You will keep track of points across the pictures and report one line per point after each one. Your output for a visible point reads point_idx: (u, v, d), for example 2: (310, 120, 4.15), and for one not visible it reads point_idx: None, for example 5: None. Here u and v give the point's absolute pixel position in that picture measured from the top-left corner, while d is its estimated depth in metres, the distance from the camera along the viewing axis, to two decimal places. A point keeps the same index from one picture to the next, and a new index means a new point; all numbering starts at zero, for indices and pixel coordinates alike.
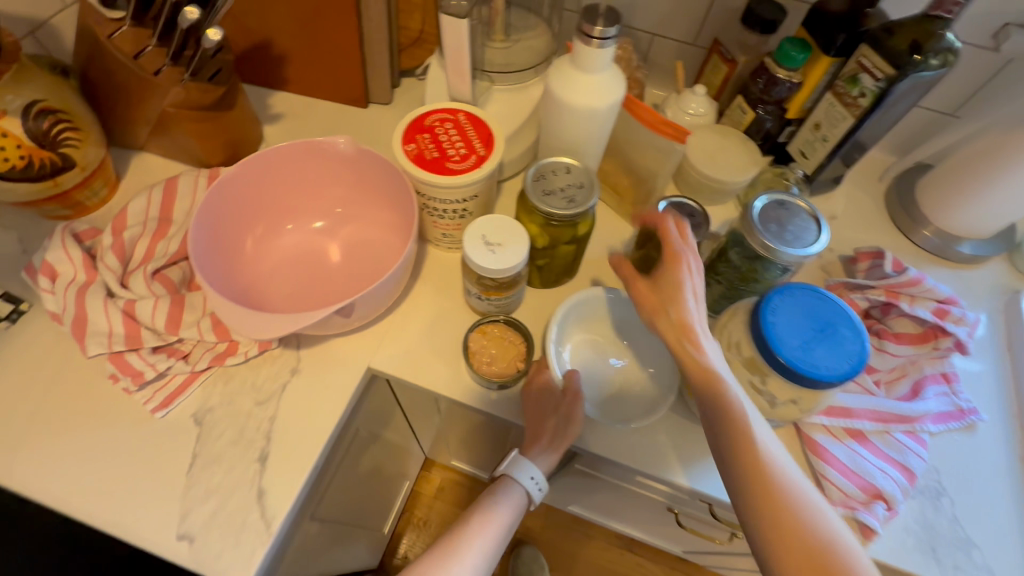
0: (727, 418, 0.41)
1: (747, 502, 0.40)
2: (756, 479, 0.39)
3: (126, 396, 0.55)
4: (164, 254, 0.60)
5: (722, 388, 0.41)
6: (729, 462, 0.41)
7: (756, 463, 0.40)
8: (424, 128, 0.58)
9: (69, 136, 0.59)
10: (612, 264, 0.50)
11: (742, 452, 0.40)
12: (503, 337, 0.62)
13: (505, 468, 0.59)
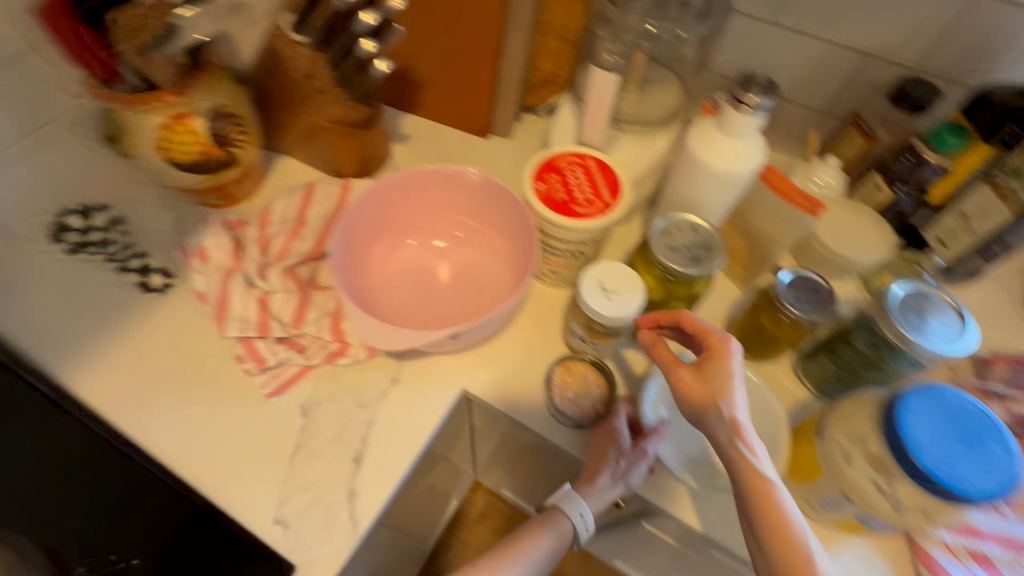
0: (762, 506, 0.42)
1: None
2: (785, 564, 0.40)
3: (245, 378, 0.60)
4: (299, 253, 0.66)
5: (759, 478, 0.42)
6: (772, 561, 0.41)
7: (790, 551, 0.40)
8: (554, 169, 0.60)
9: (238, 137, 0.66)
10: (644, 341, 0.51)
11: (776, 537, 0.41)
12: (590, 382, 0.62)
13: (556, 500, 0.64)
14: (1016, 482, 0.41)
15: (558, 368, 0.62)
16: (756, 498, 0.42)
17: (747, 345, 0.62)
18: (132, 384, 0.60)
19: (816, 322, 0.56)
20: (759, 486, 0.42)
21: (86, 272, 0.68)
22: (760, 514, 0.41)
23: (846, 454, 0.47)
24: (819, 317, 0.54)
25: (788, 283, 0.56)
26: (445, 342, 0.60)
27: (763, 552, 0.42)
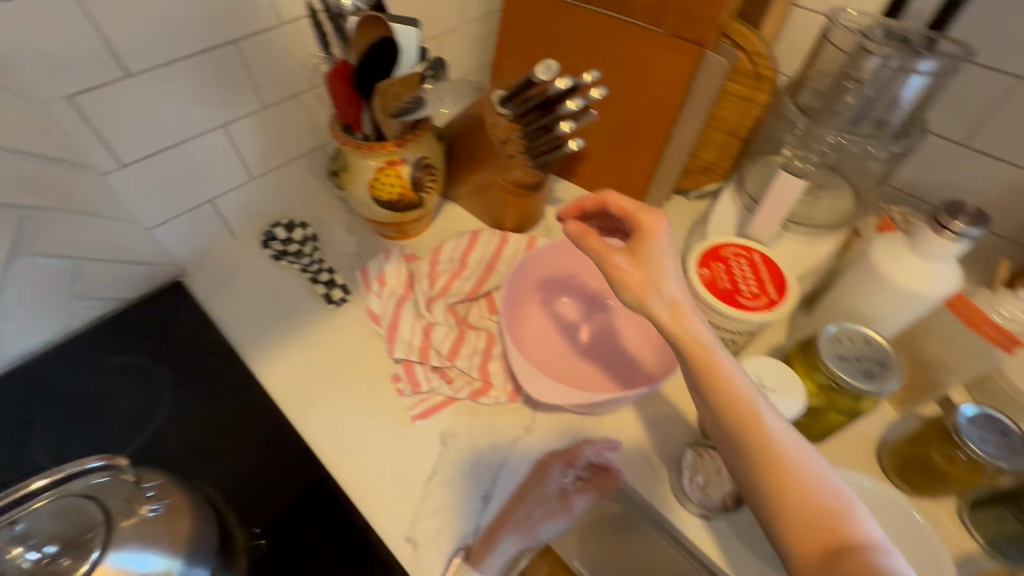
0: (685, 370, 0.40)
1: (757, 489, 0.37)
2: (761, 455, 0.37)
3: (398, 397, 0.66)
4: (461, 292, 0.73)
5: (726, 370, 0.40)
6: (743, 461, 0.38)
7: (766, 439, 0.37)
8: (719, 257, 0.62)
9: (429, 184, 0.76)
10: (573, 235, 0.50)
11: (757, 433, 0.38)
12: (721, 471, 0.58)
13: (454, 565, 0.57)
14: None
15: (690, 452, 0.60)
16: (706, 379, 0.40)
17: (905, 476, 0.58)
18: (303, 382, 0.68)
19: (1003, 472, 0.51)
20: (715, 377, 0.40)
21: (281, 276, 0.79)
22: (724, 403, 0.39)
23: None
24: (1009, 464, 0.49)
25: (971, 419, 0.52)
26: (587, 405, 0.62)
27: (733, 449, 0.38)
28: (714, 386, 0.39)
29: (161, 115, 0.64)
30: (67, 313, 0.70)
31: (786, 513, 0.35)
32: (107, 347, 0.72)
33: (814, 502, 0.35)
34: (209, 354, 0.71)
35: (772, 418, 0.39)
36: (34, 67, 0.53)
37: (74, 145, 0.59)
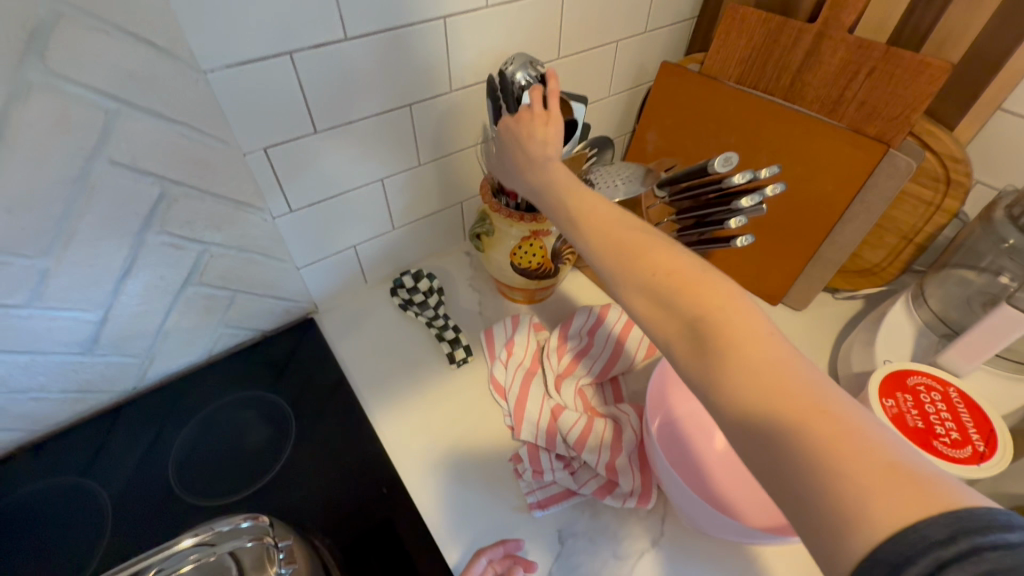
0: (641, 273, 0.39)
1: (653, 291, 0.38)
2: (728, 356, 0.34)
3: (516, 479, 0.62)
4: (589, 373, 0.70)
5: (692, 267, 0.38)
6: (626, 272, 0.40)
7: (730, 331, 0.34)
8: (906, 387, 0.56)
9: (567, 256, 0.74)
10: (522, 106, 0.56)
11: (712, 309, 0.36)
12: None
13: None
14: None
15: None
16: (658, 276, 0.38)
17: None
18: (419, 443, 0.66)
19: None
20: (629, 240, 0.41)
21: (406, 325, 0.80)
22: (629, 250, 0.41)
23: None
24: None
25: None
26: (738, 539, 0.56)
27: (686, 350, 0.36)
28: (664, 276, 0.38)
29: (335, 169, 0.68)
30: (213, 338, 0.74)
31: (749, 405, 0.32)
32: (242, 374, 0.76)
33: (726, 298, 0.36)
34: (331, 396, 0.72)
35: (741, 304, 0.36)
36: (244, 122, 0.57)
37: (258, 191, 0.64)
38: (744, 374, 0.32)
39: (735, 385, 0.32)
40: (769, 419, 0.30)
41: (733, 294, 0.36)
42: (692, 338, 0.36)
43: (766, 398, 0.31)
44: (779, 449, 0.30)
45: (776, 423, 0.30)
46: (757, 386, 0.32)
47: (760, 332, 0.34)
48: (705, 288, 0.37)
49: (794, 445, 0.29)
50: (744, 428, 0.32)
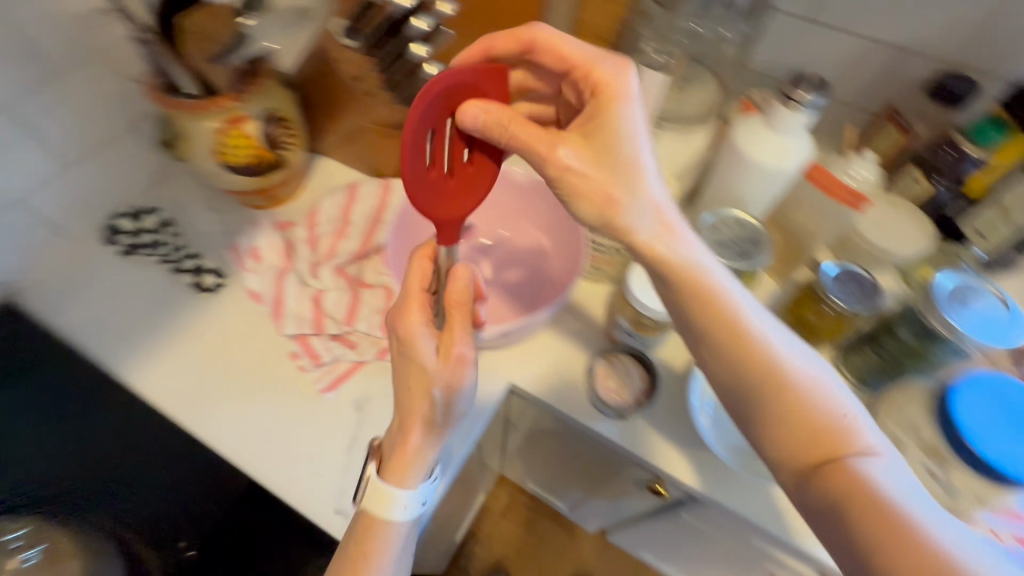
0: (739, 359, 0.42)
1: (761, 389, 0.41)
2: (766, 378, 0.41)
3: (300, 373, 0.62)
4: (347, 252, 0.68)
5: (769, 363, 0.41)
6: (741, 372, 0.42)
7: (764, 365, 0.41)
8: None
9: (286, 140, 0.68)
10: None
11: (805, 421, 0.40)
12: (629, 370, 0.62)
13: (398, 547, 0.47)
14: None
15: (599, 359, 0.63)
16: (700, 305, 0.43)
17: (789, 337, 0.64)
18: (191, 382, 0.61)
19: (861, 317, 0.57)
20: (736, 335, 0.42)
21: (137, 272, 0.69)
22: (731, 345, 0.42)
23: (898, 442, 0.48)
24: (864, 310, 0.56)
25: (834, 277, 0.57)
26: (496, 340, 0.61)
27: (776, 439, 0.41)
28: (753, 366, 0.41)
29: None
30: None
31: (835, 479, 0.38)
32: None
33: (805, 402, 0.40)
34: None
35: (802, 388, 0.41)
36: None
37: None
38: (836, 470, 0.38)
39: (835, 478, 0.38)
40: (784, 419, 0.40)
41: (782, 355, 0.42)
42: (731, 358, 0.42)
43: (789, 408, 0.40)
44: (799, 450, 0.40)
45: (788, 428, 0.40)
46: (788, 399, 0.40)
47: (833, 427, 0.39)
48: (749, 327, 0.42)
49: (808, 445, 0.39)
50: (769, 422, 0.41)
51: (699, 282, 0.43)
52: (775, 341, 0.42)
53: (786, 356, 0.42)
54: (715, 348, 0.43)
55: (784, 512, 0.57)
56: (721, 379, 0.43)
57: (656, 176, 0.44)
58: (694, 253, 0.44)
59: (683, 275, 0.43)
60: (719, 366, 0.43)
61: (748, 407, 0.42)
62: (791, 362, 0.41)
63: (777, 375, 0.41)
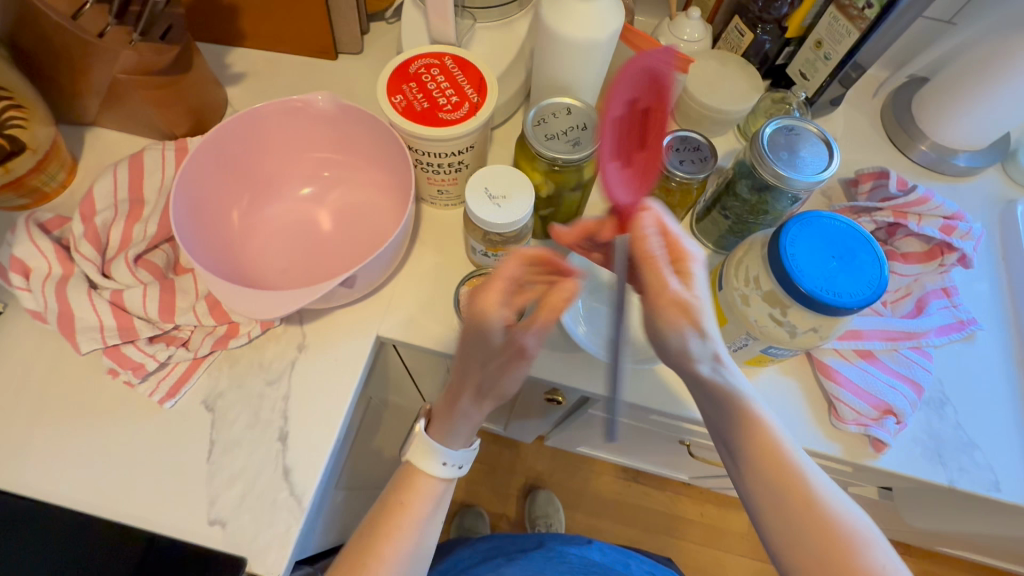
0: (763, 474, 0.42)
1: (782, 497, 0.41)
2: (781, 479, 0.42)
3: (128, 389, 0.53)
4: (143, 237, 0.56)
5: (809, 482, 0.41)
6: (754, 459, 0.43)
7: (785, 468, 0.42)
8: (409, 77, 0.54)
9: (13, 116, 0.53)
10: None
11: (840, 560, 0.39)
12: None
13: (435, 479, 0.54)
14: (887, 282, 0.45)
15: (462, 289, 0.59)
16: (741, 416, 0.43)
17: None
18: None
19: (703, 182, 0.56)
20: (768, 455, 0.42)
21: None
22: (753, 451, 0.43)
23: (745, 297, 0.49)
24: (704, 174, 0.54)
25: (670, 147, 0.56)
26: (344, 296, 0.55)
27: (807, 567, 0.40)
28: (790, 491, 0.41)
29: None
30: None
31: None
32: None
33: (836, 529, 0.40)
34: None
35: (839, 527, 0.40)
36: None
37: None
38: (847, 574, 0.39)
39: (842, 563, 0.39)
40: (803, 518, 0.41)
41: (838, 517, 0.40)
42: (758, 456, 0.43)
43: (809, 508, 0.41)
44: (813, 549, 0.40)
45: (807, 526, 0.40)
46: (800, 499, 0.41)
47: (857, 547, 0.39)
48: (777, 435, 0.43)
49: (822, 545, 0.40)
50: (777, 516, 0.42)
51: (741, 400, 0.44)
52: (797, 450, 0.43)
53: (809, 471, 0.42)
54: (737, 443, 0.44)
55: (671, 389, 0.58)
56: (745, 473, 0.44)
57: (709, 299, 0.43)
58: (735, 381, 0.44)
59: (732, 399, 0.44)
60: (742, 459, 0.44)
61: (765, 510, 0.43)
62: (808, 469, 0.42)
63: (805, 484, 0.41)
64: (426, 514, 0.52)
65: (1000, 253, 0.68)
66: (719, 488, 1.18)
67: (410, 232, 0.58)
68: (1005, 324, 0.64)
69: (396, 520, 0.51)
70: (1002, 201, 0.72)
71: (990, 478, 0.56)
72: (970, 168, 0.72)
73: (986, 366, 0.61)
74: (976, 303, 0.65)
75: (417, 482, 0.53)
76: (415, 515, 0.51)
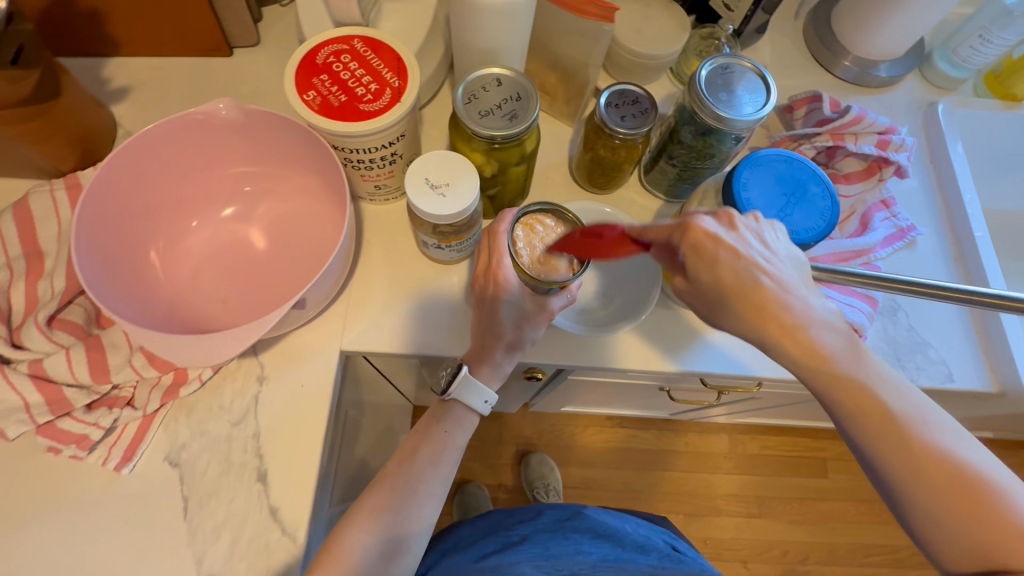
0: (850, 411, 0.35)
1: (873, 433, 0.35)
2: (874, 419, 0.35)
3: (77, 463, 0.48)
4: (52, 296, 0.49)
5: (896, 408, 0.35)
6: (830, 395, 0.36)
7: (928, 460, 0.33)
8: (318, 68, 0.49)
9: None
10: None
11: (961, 487, 0.33)
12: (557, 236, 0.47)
13: (454, 393, 0.50)
14: (837, 211, 0.45)
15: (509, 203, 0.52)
16: (854, 405, 0.35)
17: (595, 180, 0.61)
18: None
19: (646, 135, 0.55)
20: (847, 389, 0.35)
21: None
22: (832, 388, 0.36)
23: None
24: (648, 127, 0.52)
25: (609, 104, 0.53)
26: (296, 318, 0.51)
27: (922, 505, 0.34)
28: (881, 425, 0.34)
29: None
30: None
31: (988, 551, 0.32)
32: None
33: (940, 451, 0.33)
34: None
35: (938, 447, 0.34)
36: None
37: None
38: (967, 499, 0.32)
39: (958, 489, 0.33)
40: (962, 521, 0.32)
41: (938, 443, 0.34)
42: (890, 452, 0.34)
43: (969, 505, 0.32)
44: (978, 552, 0.32)
45: (969, 528, 0.32)
46: (947, 481, 0.33)
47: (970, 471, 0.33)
48: (908, 421, 0.34)
49: (990, 549, 0.32)
50: (927, 517, 0.34)
51: (853, 387, 0.35)
52: (936, 430, 0.34)
53: (958, 455, 0.33)
54: (856, 437, 0.36)
55: (645, 348, 0.59)
56: (875, 469, 0.36)
57: (773, 251, 0.39)
58: (838, 354, 0.36)
59: (842, 385, 0.35)
60: (869, 454, 0.35)
61: (858, 449, 0.36)
62: (892, 397, 0.35)
63: (956, 476, 0.33)
64: (459, 445, 0.51)
65: (929, 156, 0.71)
66: (699, 417, 1.24)
67: (353, 237, 0.53)
68: (939, 223, 0.67)
69: (427, 440, 0.49)
70: (924, 105, 0.74)
71: (943, 370, 0.60)
72: (892, 77, 0.73)
73: (928, 267, 0.65)
74: (913, 208, 0.68)
75: (452, 409, 0.51)
76: (449, 443, 0.50)
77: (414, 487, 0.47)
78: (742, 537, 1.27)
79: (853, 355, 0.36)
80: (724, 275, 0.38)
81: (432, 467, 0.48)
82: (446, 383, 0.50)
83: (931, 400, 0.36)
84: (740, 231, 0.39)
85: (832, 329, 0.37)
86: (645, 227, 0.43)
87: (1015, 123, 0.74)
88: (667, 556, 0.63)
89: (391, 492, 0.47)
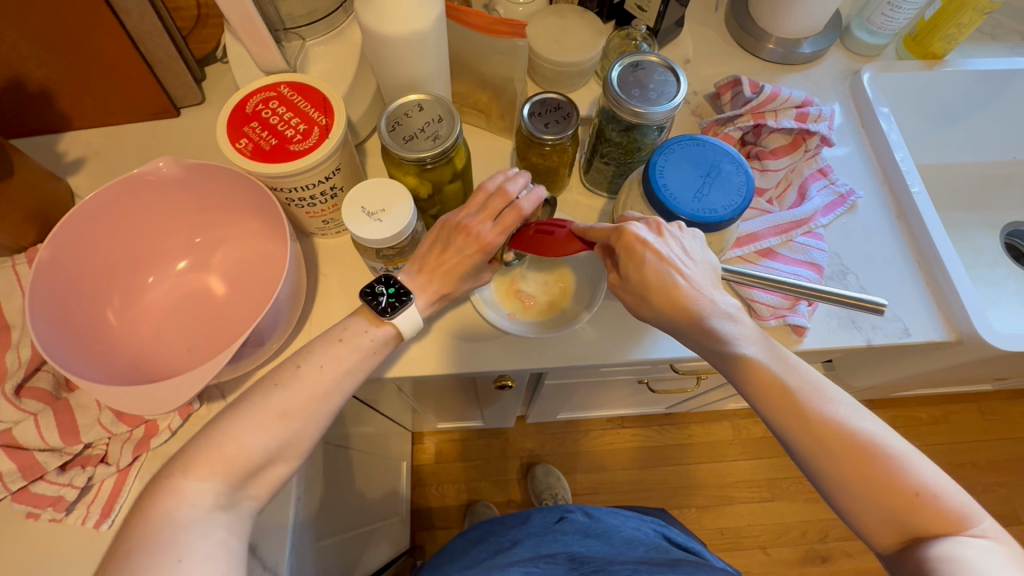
0: (762, 392, 0.39)
1: (778, 414, 0.39)
2: (779, 399, 0.39)
3: (57, 525, 0.50)
4: (19, 365, 0.51)
5: (796, 389, 0.39)
6: (744, 380, 0.40)
7: (830, 433, 0.37)
8: (249, 117, 0.51)
9: None
10: None
11: (858, 454, 0.36)
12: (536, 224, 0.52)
13: (397, 317, 0.46)
14: (752, 183, 0.48)
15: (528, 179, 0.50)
16: (758, 385, 0.40)
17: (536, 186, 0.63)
18: None
19: (573, 137, 0.57)
20: (755, 374, 0.40)
21: None
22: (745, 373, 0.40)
23: None
24: (571, 130, 0.55)
25: (532, 113, 0.56)
26: (256, 356, 0.52)
27: (830, 477, 0.37)
28: (784, 403, 0.38)
29: None
30: None
31: (886, 510, 0.35)
32: None
33: (838, 428, 0.37)
34: None
35: (835, 422, 0.37)
36: None
37: None
38: (862, 466, 0.36)
39: (854, 459, 0.36)
40: (868, 491, 0.36)
41: (834, 417, 0.37)
42: (796, 429, 0.38)
43: (862, 470, 0.36)
44: (887, 516, 0.35)
45: (872, 495, 0.36)
46: (845, 452, 0.36)
47: (865, 443, 0.36)
48: (806, 396, 0.38)
49: (895, 511, 0.35)
50: (838, 488, 0.37)
51: (754, 368, 0.40)
52: (833, 404, 0.38)
53: (852, 425, 0.37)
54: (766, 414, 0.40)
55: (601, 341, 0.60)
56: (790, 448, 0.39)
57: (692, 257, 0.43)
58: (741, 343, 0.41)
59: (749, 368, 0.40)
60: (779, 431, 0.39)
61: (771, 424, 0.40)
62: (791, 379, 0.39)
63: (853, 444, 0.36)
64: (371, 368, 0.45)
65: (860, 122, 0.74)
66: (698, 407, 1.23)
67: (302, 271, 0.55)
68: (878, 186, 0.69)
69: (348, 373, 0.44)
70: (850, 74, 0.77)
71: (899, 325, 0.61)
72: (817, 51, 0.76)
73: (871, 228, 0.66)
74: (851, 172, 0.70)
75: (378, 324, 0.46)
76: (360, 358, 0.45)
77: (332, 401, 0.42)
78: (758, 523, 1.25)
79: (753, 340, 0.41)
80: (648, 276, 0.42)
81: (350, 386, 0.44)
82: (387, 305, 0.46)
83: (830, 380, 0.40)
84: (665, 238, 0.43)
85: (734, 321, 0.41)
86: (588, 227, 0.47)
87: (945, 78, 0.76)
88: (655, 548, 0.62)
89: (321, 418, 0.41)
